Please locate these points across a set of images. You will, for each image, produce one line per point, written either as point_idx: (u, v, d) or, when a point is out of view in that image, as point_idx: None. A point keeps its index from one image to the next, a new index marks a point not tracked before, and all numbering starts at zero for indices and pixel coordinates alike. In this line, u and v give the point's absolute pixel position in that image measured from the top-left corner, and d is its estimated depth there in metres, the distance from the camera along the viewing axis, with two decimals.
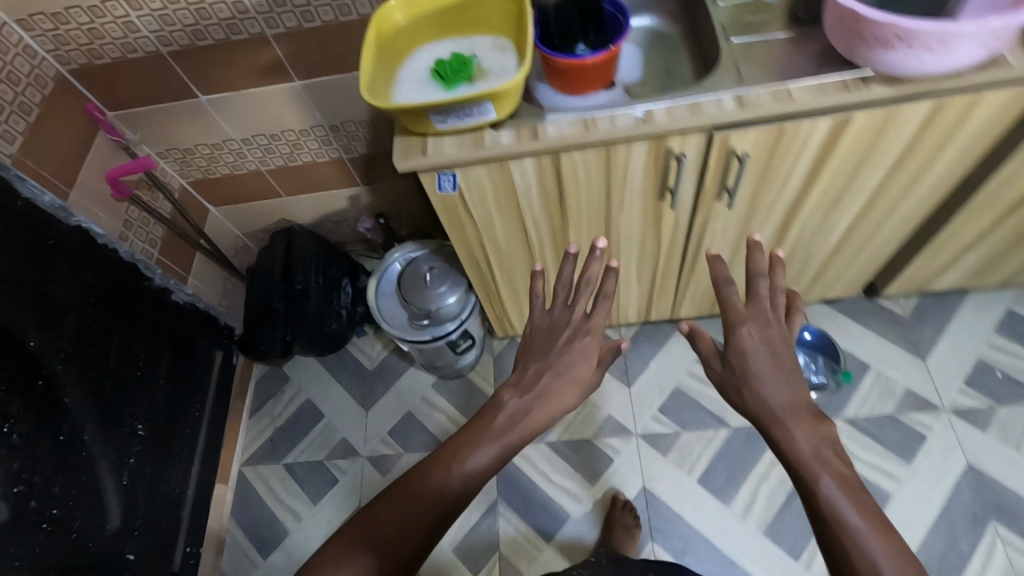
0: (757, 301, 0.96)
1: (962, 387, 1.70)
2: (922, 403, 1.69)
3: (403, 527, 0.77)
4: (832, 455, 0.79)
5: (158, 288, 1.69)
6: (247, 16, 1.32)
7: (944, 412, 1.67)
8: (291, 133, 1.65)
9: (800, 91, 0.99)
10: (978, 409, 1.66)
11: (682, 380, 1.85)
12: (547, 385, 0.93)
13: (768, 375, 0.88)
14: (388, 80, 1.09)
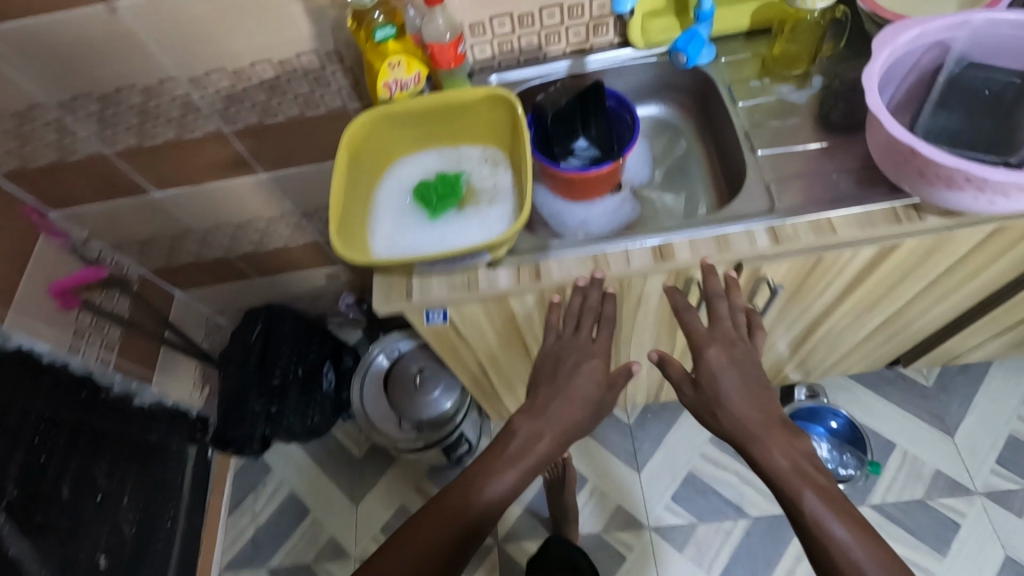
0: (716, 320, 0.86)
1: (994, 467, 1.58)
2: (951, 485, 1.58)
3: (445, 522, 0.81)
4: (813, 469, 0.77)
5: (118, 396, 1.53)
6: (200, 114, 1.16)
7: (977, 495, 1.56)
8: (259, 222, 1.49)
9: (841, 221, 0.85)
10: (1012, 491, 1.55)
11: (696, 463, 1.71)
12: (556, 411, 0.86)
13: (738, 395, 0.82)
14: (364, 206, 0.94)
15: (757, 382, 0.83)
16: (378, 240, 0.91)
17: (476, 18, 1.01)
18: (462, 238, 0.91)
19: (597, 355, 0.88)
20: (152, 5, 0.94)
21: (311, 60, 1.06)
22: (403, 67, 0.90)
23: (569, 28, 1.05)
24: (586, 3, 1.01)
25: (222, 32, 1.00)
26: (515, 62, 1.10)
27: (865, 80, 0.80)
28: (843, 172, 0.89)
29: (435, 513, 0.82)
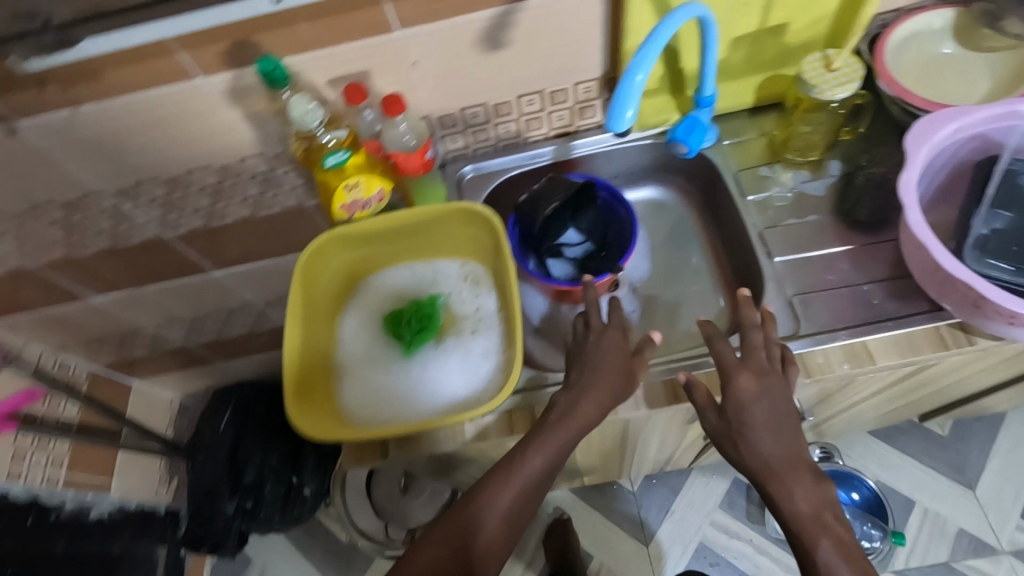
0: (751, 347, 0.70)
1: (1020, 523, 1.47)
2: (976, 545, 1.47)
3: (452, 551, 0.65)
4: (838, 523, 0.60)
5: (71, 515, 1.37)
6: (135, 223, 1.01)
7: (1004, 555, 1.45)
8: (218, 313, 1.35)
9: (878, 346, 0.74)
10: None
11: (709, 533, 1.60)
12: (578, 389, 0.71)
13: (769, 431, 0.65)
14: (326, 345, 0.80)
15: (789, 417, 0.66)
16: (344, 389, 0.78)
17: (445, 110, 0.88)
18: (443, 382, 0.78)
19: (622, 349, 0.73)
20: (61, 122, 0.79)
21: (258, 163, 0.92)
22: (362, 188, 0.78)
23: (551, 112, 0.92)
24: (571, 88, 0.88)
25: (150, 141, 0.85)
26: (493, 148, 0.97)
27: (903, 192, 0.69)
28: (873, 282, 0.78)
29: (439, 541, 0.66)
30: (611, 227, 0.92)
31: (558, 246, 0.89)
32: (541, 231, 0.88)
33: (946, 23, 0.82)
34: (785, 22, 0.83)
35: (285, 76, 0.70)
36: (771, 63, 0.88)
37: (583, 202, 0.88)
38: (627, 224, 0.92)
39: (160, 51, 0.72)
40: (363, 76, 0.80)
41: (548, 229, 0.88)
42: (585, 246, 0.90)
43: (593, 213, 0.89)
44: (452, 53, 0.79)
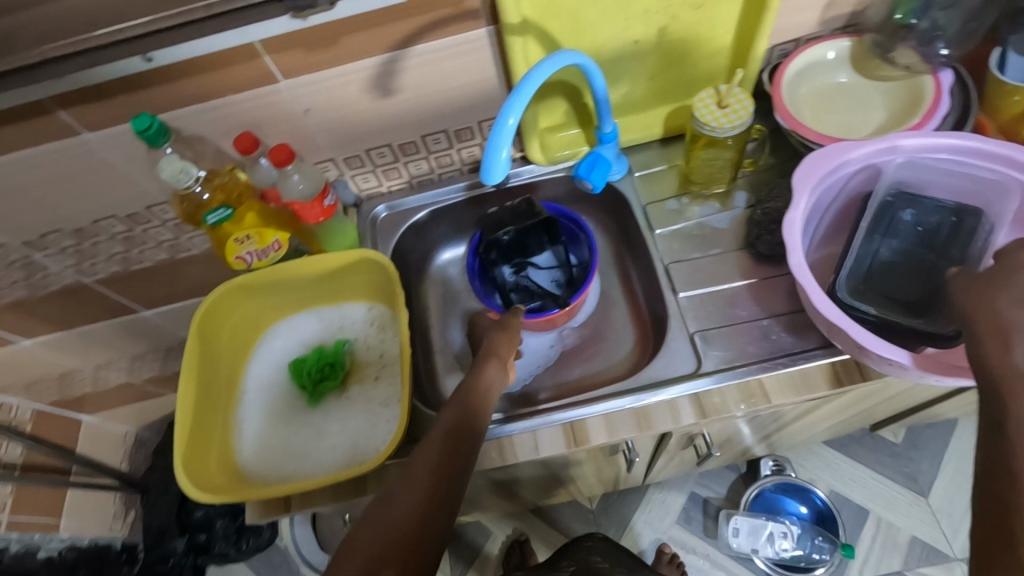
0: None
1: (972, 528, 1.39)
2: (929, 553, 1.39)
3: (449, 426, 0.63)
4: None
5: (16, 558, 1.28)
6: (49, 271, 0.99)
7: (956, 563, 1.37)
8: (157, 349, 1.35)
9: (774, 384, 0.73)
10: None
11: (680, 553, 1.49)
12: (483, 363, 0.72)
13: None
14: (230, 397, 0.81)
15: None
16: (245, 442, 0.78)
17: (349, 152, 0.87)
18: (343, 432, 0.78)
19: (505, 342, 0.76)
20: None
21: (164, 210, 0.91)
22: (256, 239, 0.79)
23: (459, 150, 0.92)
24: (475, 126, 0.88)
25: (48, 195, 0.84)
26: (408, 186, 0.97)
27: (787, 233, 0.69)
28: (773, 316, 0.78)
29: (374, 529, 0.54)
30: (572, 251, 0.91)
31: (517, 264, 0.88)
32: (512, 243, 0.87)
33: (841, 53, 0.82)
34: (681, 58, 0.82)
35: (163, 132, 0.69)
36: (674, 95, 0.88)
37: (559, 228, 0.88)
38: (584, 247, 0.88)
39: (38, 111, 0.70)
40: (256, 125, 0.79)
41: (519, 244, 0.88)
42: (552, 273, 0.89)
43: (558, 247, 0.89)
44: (345, 99, 0.78)
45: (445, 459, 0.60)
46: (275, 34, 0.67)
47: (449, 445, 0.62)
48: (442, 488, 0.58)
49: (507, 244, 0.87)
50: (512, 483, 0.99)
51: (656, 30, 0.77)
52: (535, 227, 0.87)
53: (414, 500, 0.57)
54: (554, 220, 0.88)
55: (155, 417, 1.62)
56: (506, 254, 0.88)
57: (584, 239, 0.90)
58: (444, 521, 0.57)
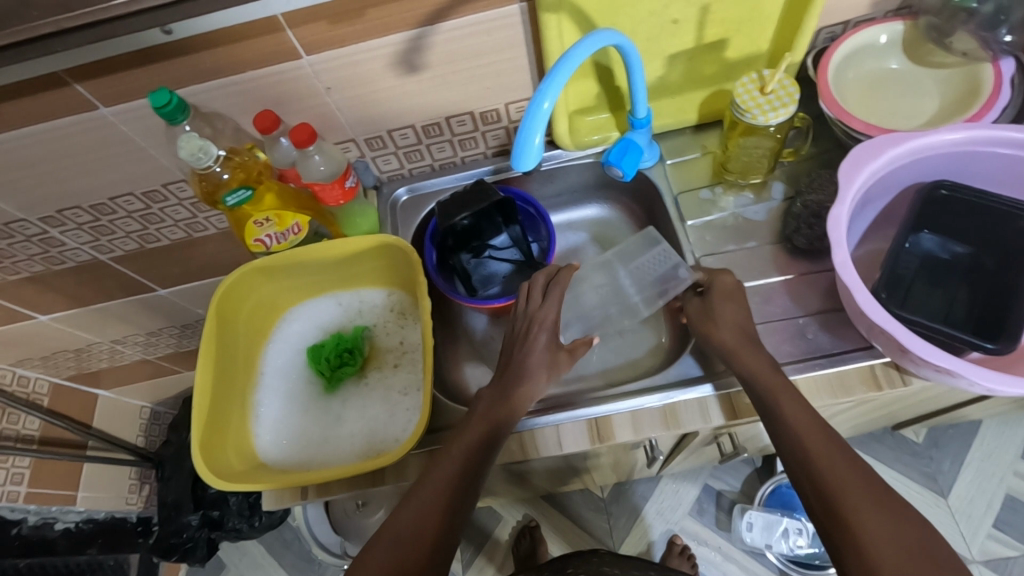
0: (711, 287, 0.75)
1: (990, 531, 1.32)
2: None
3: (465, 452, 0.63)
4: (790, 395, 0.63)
5: (33, 529, 1.33)
6: (66, 247, 0.98)
7: (973, 564, 1.29)
8: (172, 328, 1.34)
9: (809, 386, 0.71)
10: (1011, 559, 1.29)
11: (692, 545, 1.48)
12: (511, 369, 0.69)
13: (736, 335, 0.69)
14: (247, 379, 0.79)
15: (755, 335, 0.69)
16: (263, 426, 0.77)
17: (372, 133, 0.84)
18: (361, 419, 0.77)
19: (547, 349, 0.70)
20: None
21: (181, 188, 0.89)
22: (276, 222, 0.76)
23: (485, 132, 0.89)
24: (502, 108, 0.85)
25: (66, 171, 0.82)
26: (430, 169, 0.94)
27: (832, 229, 0.65)
28: (809, 315, 0.75)
29: (378, 556, 0.58)
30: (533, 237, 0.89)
31: (484, 245, 0.84)
32: (466, 229, 0.83)
33: (893, 37, 0.77)
34: (722, 39, 0.78)
35: (182, 109, 0.67)
36: (712, 79, 0.84)
37: (513, 208, 0.83)
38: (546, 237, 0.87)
39: (51, 83, 0.68)
40: (276, 103, 0.76)
41: (474, 229, 0.83)
42: (510, 255, 0.85)
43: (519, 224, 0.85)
44: (370, 78, 0.75)
45: (460, 480, 0.62)
46: (299, 7, 0.64)
47: (463, 466, 0.63)
48: (450, 511, 0.60)
49: (462, 231, 0.83)
50: (529, 474, 0.98)
51: (698, 7, 0.73)
52: (485, 210, 0.82)
53: (427, 522, 0.59)
54: (512, 202, 0.83)
55: (169, 394, 1.62)
56: (462, 240, 0.84)
57: (542, 224, 0.88)
58: (450, 545, 0.60)
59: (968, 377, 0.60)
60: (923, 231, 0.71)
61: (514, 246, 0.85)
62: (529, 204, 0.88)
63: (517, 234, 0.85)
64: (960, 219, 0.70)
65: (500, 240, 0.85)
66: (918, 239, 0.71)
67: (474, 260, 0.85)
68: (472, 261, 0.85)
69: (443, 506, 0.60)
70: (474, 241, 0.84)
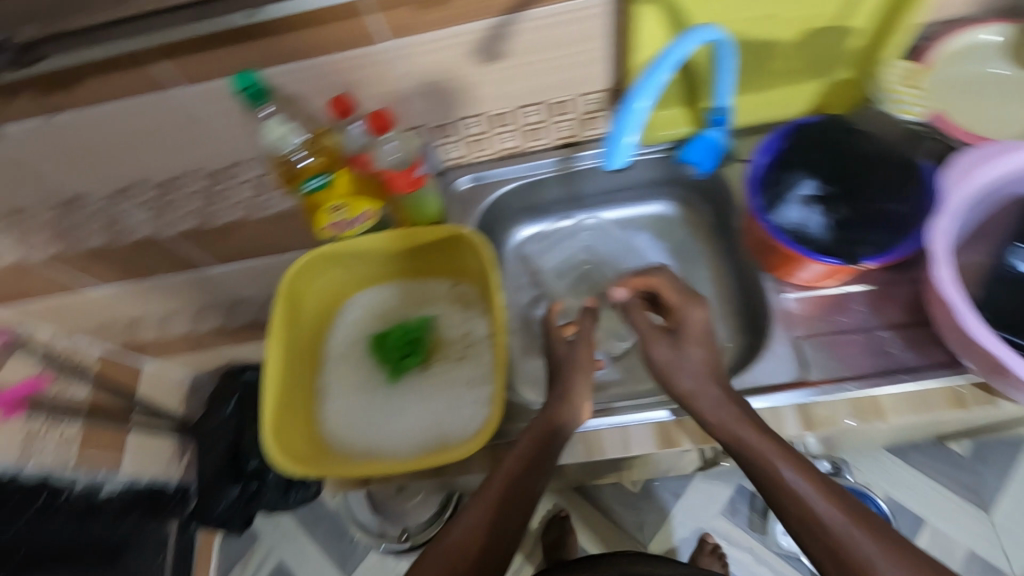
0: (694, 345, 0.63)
1: None
2: (987, 569, 1.29)
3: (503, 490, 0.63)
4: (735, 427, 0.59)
5: (83, 494, 1.33)
6: (129, 223, 0.99)
7: None
8: (220, 305, 1.34)
9: (890, 402, 0.69)
10: None
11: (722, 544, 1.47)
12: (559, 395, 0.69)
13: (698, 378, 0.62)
14: (311, 367, 0.79)
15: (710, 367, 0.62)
16: (326, 412, 0.77)
17: (441, 120, 0.82)
18: (424, 411, 0.77)
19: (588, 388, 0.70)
20: (36, 131, 0.76)
21: (247, 169, 0.88)
22: (347, 211, 0.75)
23: (555, 124, 0.86)
24: (575, 99, 0.82)
25: (135, 150, 0.82)
26: (493, 158, 0.92)
27: (932, 242, 0.63)
28: (891, 328, 0.73)
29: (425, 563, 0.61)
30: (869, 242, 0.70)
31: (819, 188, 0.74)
32: (830, 158, 0.74)
33: (998, 39, 0.73)
34: (817, 35, 0.74)
35: (263, 94, 0.66)
36: (798, 76, 0.80)
37: (900, 182, 0.69)
38: (888, 239, 0.69)
39: (136, 63, 0.67)
40: (351, 88, 0.75)
41: (839, 163, 0.74)
42: (823, 220, 0.74)
43: (875, 208, 0.71)
44: (449, 66, 0.73)
45: (498, 511, 0.62)
46: None
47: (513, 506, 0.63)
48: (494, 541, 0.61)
49: (830, 159, 0.74)
50: (579, 469, 0.97)
51: (796, 2, 0.69)
52: (882, 165, 0.71)
53: (472, 546, 0.60)
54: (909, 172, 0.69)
55: (209, 367, 1.65)
56: (825, 170, 0.74)
57: (897, 235, 0.68)
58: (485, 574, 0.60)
59: None
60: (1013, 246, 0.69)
61: (834, 216, 0.73)
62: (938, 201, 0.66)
63: (847, 214, 0.73)
64: None
65: (845, 205, 0.73)
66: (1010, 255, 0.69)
67: (808, 195, 0.74)
68: (805, 194, 0.74)
69: (490, 519, 0.62)
70: (824, 182, 0.74)
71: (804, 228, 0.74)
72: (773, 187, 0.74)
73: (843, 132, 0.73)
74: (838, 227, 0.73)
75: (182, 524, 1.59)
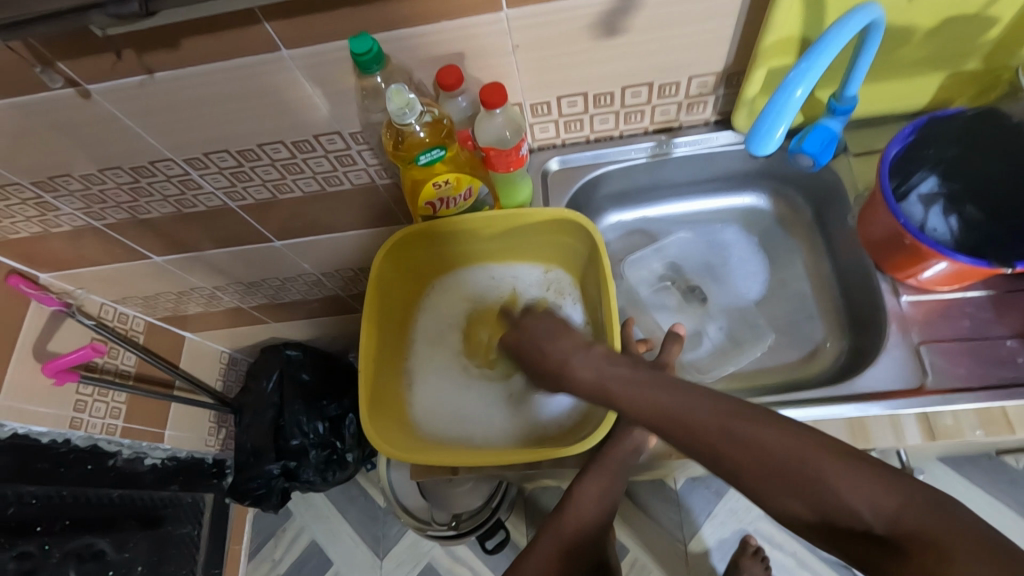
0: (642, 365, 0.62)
1: None
2: None
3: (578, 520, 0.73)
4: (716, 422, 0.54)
5: (127, 462, 1.31)
6: (201, 192, 0.96)
7: None
8: (273, 281, 1.31)
9: (1019, 415, 0.65)
10: None
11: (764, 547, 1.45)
12: None
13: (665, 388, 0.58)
14: (398, 348, 0.77)
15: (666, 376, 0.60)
16: (414, 395, 0.75)
17: (540, 98, 0.79)
18: (516, 400, 0.74)
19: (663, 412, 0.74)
20: (130, 89, 0.73)
21: (332, 141, 0.85)
22: (452, 185, 0.72)
23: (656, 106, 0.82)
24: (683, 81, 0.78)
25: (222, 113, 0.78)
26: (583, 141, 0.88)
27: None
28: (1015, 337, 0.69)
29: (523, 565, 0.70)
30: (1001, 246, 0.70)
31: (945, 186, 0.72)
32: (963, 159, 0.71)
33: None
34: (957, 23, 0.70)
35: (378, 59, 0.63)
36: (924, 67, 0.76)
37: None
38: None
39: (244, 20, 0.64)
40: (458, 59, 0.71)
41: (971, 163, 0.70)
42: (949, 218, 0.72)
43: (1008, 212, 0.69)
44: (564, 39, 0.70)
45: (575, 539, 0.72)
46: None
47: (603, 503, 0.74)
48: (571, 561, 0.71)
49: (966, 157, 0.70)
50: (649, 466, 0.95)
51: None
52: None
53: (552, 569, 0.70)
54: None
55: (251, 343, 1.63)
56: (955, 167, 0.72)
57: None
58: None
59: None
60: None
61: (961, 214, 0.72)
62: None
63: (975, 215, 0.71)
64: None
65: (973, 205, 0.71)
66: None
67: (928, 193, 0.73)
68: (926, 191, 0.73)
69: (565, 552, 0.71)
70: (947, 181, 0.72)
71: (926, 224, 0.73)
72: (898, 178, 0.73)
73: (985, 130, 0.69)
74: (962, 229, 0.71)
75: (219, 497, 1.58)
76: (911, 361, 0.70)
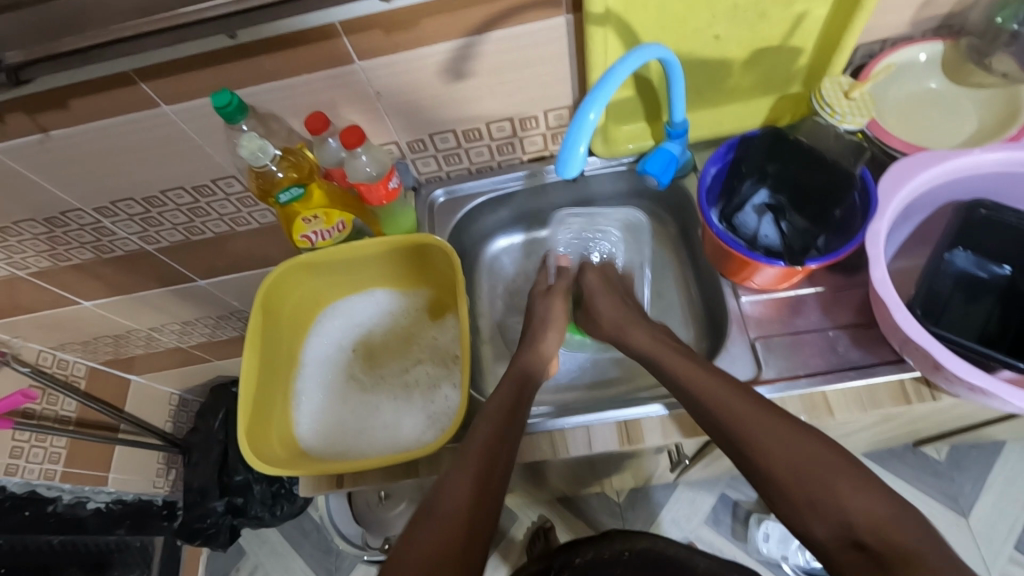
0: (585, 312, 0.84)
1: (1012, 555, 1.29)
2: None
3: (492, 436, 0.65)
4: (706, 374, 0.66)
5: (68, 507, 1.33)
6: (116, 237, 1.02)
7: None
8: (207, 318, 1.36)
9: (838, 398, 0.72)
10: None
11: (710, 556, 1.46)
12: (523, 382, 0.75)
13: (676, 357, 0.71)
14: (286, 372, 0.82)
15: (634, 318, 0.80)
16: (301, 415, 0.81)
17: (414, 135, 0.87)
18: (393, 412, 0.81)
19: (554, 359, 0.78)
20: (30, 147, 0.80)
21: (231, 184, 0.92)
22: (322, 220, 0.79)
23: (524, 138, 0.91)
24: (541, 115, 0.87)
25: (121, 165, 0.85)
26: (466, 172, 0.96)
27: (867, 243, 0.69)
28: (839, 327, 0.76)
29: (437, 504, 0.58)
30: (818, 240, 0.74)
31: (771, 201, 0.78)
32: (775, 174, 0.78)
33: (933, 56, 0.78)
34: (765, 54, 0.79)
35: (242, 109, 0.70)
36: (750, 91, 0.85)
37: (842, 189, 0.73)
38: (838, 241, 0.72)
39: (121, 82, 0.72)
40: (327, 106, 0.79)
41: (785, 176, 0.77)
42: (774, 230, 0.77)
43: (828, 215, 0.75)
44: (419, 83, 0.78)
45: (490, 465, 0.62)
46: (357, 15, 0.67)
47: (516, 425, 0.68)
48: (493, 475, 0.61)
49: (780, 170, 0.77)
50: (553, 476, 0.99)
51: (740, 23, 0.74)
52: (831, 173, 0.73)
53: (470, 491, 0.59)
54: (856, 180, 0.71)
55: (197, 382, 1.65)
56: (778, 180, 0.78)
57: (847, 234, 0.72)
58: (489, 524, 0.58)
59: (1004, 398, 0.61)
60: (959, 249, 0.72)
61: (787, 224, 0.77)
62: (869, 208, 0.70)
63: (801, 223, 0.76)
64: (995, 238, 0.71)
65: (797, 217, 0.77)
66: (954, 255, 0.71)
67: (760, 204, 0.78)
68: (758, 203, 0.78)
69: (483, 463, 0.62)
70: (775, 193, 0.78)
71: (763, 236, 0.77)
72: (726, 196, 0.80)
73: (783, 140, 0.76)
74: (789, 234, 0.76)
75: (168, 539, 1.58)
76: (752, 355, 0.76)
